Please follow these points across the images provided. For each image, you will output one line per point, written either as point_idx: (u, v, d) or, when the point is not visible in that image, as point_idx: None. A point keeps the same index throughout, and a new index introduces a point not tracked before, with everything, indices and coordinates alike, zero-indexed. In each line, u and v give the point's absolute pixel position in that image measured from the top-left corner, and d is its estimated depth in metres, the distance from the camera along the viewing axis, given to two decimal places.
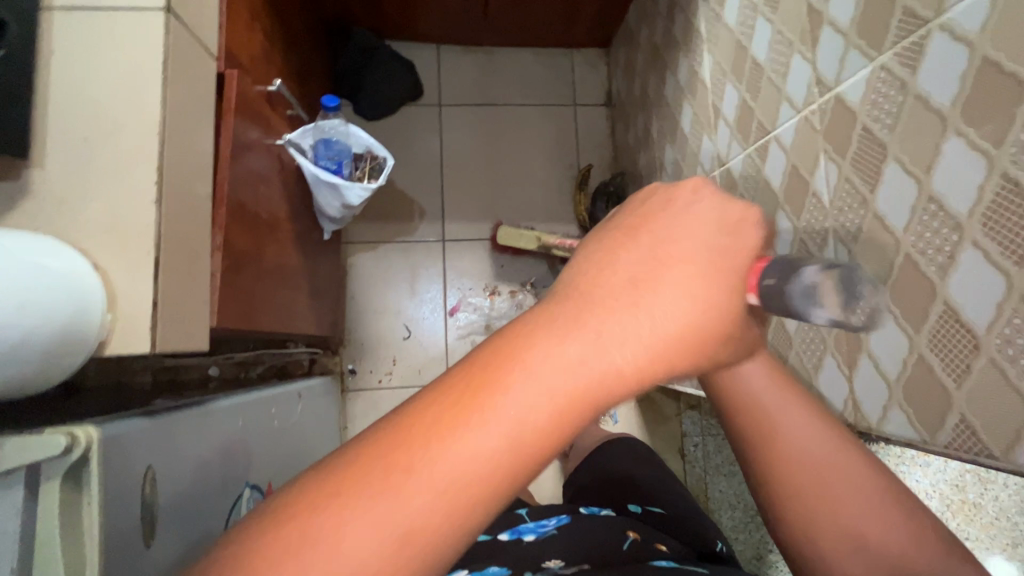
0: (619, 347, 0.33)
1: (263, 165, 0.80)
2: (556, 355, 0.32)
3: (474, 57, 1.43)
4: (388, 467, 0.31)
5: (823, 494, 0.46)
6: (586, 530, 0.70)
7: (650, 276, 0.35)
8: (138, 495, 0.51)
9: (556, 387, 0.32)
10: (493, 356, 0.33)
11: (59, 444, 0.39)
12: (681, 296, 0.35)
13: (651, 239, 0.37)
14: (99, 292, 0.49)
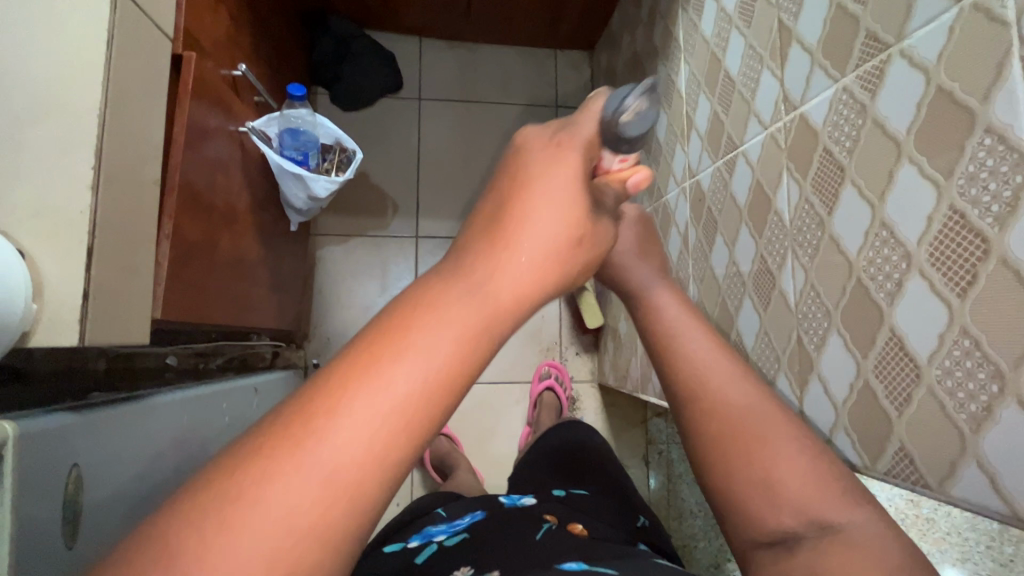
0: (505, 287, 0.32)
1: (222, 153, 0.77)
2: (472, 285, 0.31)
3: (456, 53, 1.41)
4: (288, 437, 0.26)
5: (781, 480, 0.43)
6: (496, 524, 0.63)
7: (534, 204, 0.36)
8: (61, 493, 0.48)
9: (464, 326, 0.30)
10: (403, 301, 0.31)
11: None
12: (553, 228, 0.36)
13: (528, 181, 0.37)
14: (25, 282, 0.46)
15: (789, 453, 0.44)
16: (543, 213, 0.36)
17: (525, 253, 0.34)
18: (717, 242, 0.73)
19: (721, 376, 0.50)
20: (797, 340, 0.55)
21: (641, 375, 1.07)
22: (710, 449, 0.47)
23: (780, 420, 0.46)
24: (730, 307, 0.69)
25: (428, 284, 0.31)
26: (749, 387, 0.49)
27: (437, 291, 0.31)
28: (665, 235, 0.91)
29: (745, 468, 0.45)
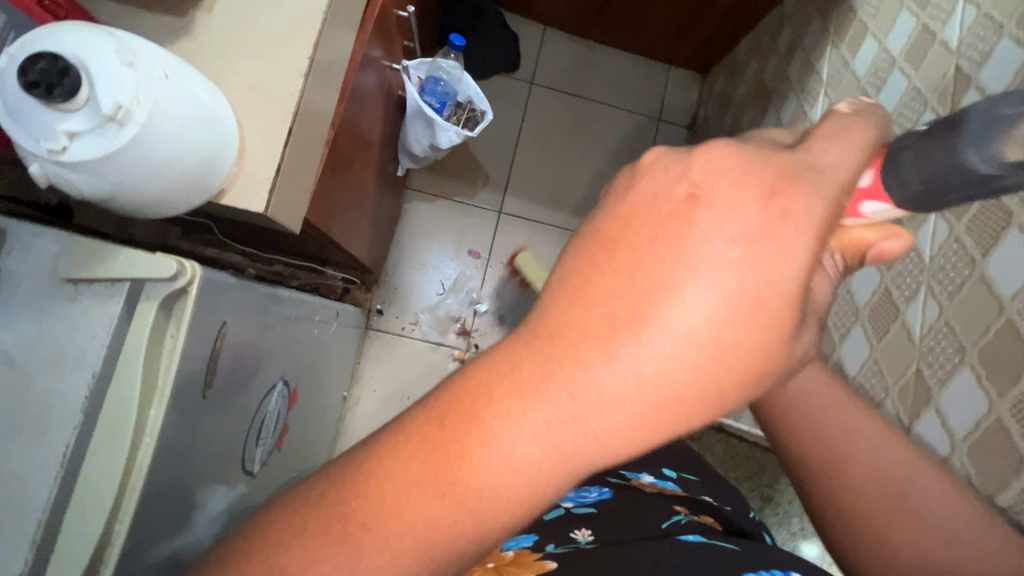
0: (614, 404, 0.26)
1: (376, 84, 0.81)
2: (560, 392, 0.27)
3: (575, 48, 1.44)
4: (378, 506, 0.28)
5: (929, 547, 0.44)
6: (632, 504, 0.65)
7: (681, 281, 0.26)
8: (211, 344, 0.52)
9: (551, 436, 0.27)
10: (482, 387, 0.28)
11: (167, 269, 0.45)
12: (699, 330, 0.26)
13: (681, 233, 0.27)
14: (235, 143, 0.50)
15: (929, 516, 0.45)
16: (691, 295, 0.26)
17: (642, 356, 0.26)
18: None
19: (859, 429, 0.49)
20: (915, 371, 0.57)
21: None
22: (851, 513, 0.48)
23: (915, 482, 0.46)
24: (834, 333, 0.71)
25: (503, 382, 0.27)
26: (892, 448, 0.48)
27: (515, 391, 0.27)
28: None
29: (877, 519, 0.46)
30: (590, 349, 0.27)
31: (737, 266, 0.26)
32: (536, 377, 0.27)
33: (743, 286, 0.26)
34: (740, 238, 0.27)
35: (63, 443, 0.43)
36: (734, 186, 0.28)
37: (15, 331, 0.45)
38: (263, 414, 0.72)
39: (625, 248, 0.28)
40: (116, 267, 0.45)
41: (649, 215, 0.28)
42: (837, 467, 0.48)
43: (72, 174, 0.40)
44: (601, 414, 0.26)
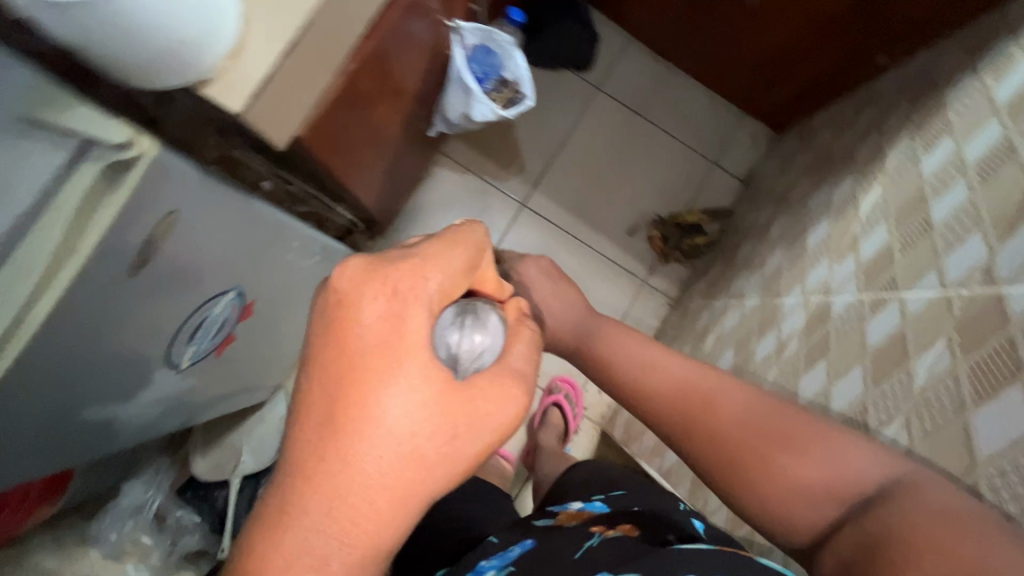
0: (372, 465, 0.33)
1: (422, 34, 0.79)
2: (331, 483, 0.32)
3: (653, 65, 1.38)
4: None
5: (809, 477, 0.45)
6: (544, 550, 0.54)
7: (370, 369, 0.33)
8: (150, 227, 0.52)
9: (341, 512, 0.32)
10: (273, 521, 0.33)
11: (119, 136, 0.45)
12: (410, 390, 0.33)
13: (350, 336, 0.34)
14: (232, 38, 0.49)
15: (805, 449, 0.46)
16: (387, 371, 0.33)
17: (369, 441, 0.33)
18: (819, 365, 0.69)
19: (709, 385, 0.53)
20: None
21: (653, 444, 1.02)
22: (731, 470, 0.48)
23: (783, 421, 0.48)
24: None
25: (289, 498, 0.33)
26: (743, 398, 0.51)
27: (300, 506, 0.33)
28: (763, 332, 0.87)
29: (760, 473, 0.47)
30: (328, 442, 0.33)
31: (400, 333, 0.34)
32: (300, 490, 0.33)
33: (417, 361, 0.34)
34: (399, 313, 0.35)
35: None
36: (381, 283, 0.35)
37: None
38: (206, 314, 0.73)
39: (317, 364, 0.34)
40: (71, 116, 0.43)
41: (324, 327, 0.35)
42: (704, 433, 0.51)
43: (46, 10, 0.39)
44: (369, 478, 0.33)
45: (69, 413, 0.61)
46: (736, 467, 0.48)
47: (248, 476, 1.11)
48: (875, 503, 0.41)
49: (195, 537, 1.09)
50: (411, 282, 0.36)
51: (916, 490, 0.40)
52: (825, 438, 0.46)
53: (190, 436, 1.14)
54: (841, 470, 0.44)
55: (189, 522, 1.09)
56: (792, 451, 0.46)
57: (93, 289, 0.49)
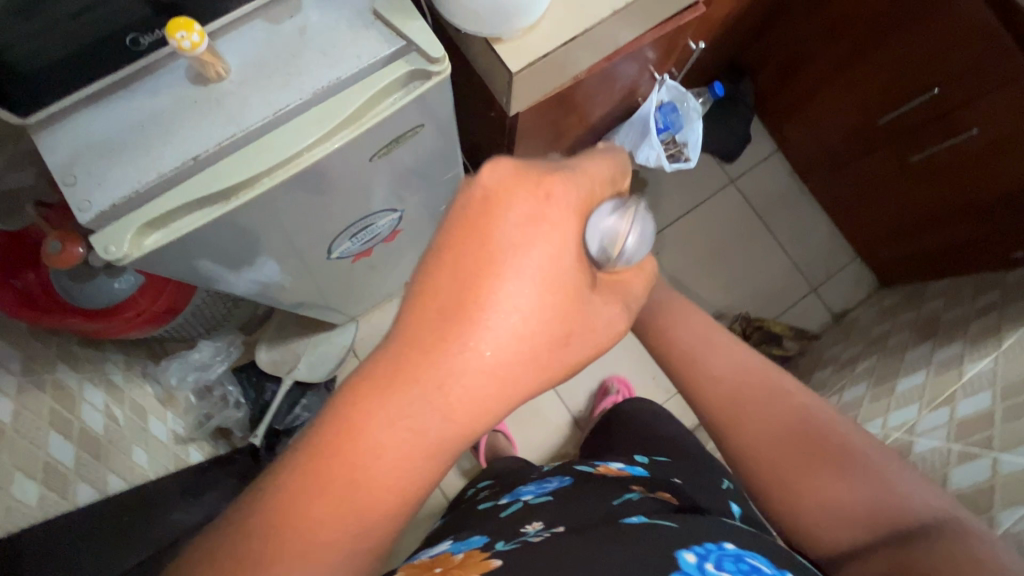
0: (495, 334, 0.37)
1: (633, 73, 0.90)
2: (440, 372, 0.36)
3: (789, 182, 1.46)
4: (344, 460, 0.34)
5: (844, 498, 0.48)
6: (583, 490, 0.60)
7: (496, 279, 0.37)
8: (402, 131, 0.61)
9: (460, 373, 0.36)
10: (370, 393, 0.35)
11: (434, 53, 0.55)
12: (544, 277, 0.38)
13: (494, 224, 0.38)
14: (536, 17, 0.60)
15: (841, 471, 0.49)
16: (510, 287, 0.37)
17: (502, 314, 0.37)
18: None
19: (755, 385, 0.54)
20: None
21: None
22: (763, 475, 0.51)
23: (818, 438, 0.50)
24: None
25: (407, 353, 0.36)
26: (784, 400, 0.53)
27: (418, 361, 0.36)
28: None
29: (794, 484, 0.49)
30: (459, 311, 0.37)
31: (545, 223, 0.39)
32: (416, 356, 0.36)
33: (555, 251, 0.39)
34: (528, 236, 0.39)
35: (293, 101, 0.53)
36: (532, 188, 0.39)
37: (323, 14, 0.55)
38: (368, 222, 0.82)
39: (459, 237, 0.38)
40: (411, 27, 0.55)
41: (465, 225, 0.38)
42: (746, 424, 0.52)
43: None
44: (493, 346, 0.37)
45: (244, 250, 0.70)
46: (773, 479, 0.50)
47: (299, 382, 1.19)
48: (896, 536, 0.45)
49: (235, 414, 1.16)
50: (557, 187, 0.40)
51: (933, 520, 0.45)
52: (874, 465, 0.49)
53: (264, 326, 1.23)
54: (876, 497, 0.47)
55: (234, 400, 1.17)
56: (830, 474, 0.49)
57: (342, 159, 0.58)
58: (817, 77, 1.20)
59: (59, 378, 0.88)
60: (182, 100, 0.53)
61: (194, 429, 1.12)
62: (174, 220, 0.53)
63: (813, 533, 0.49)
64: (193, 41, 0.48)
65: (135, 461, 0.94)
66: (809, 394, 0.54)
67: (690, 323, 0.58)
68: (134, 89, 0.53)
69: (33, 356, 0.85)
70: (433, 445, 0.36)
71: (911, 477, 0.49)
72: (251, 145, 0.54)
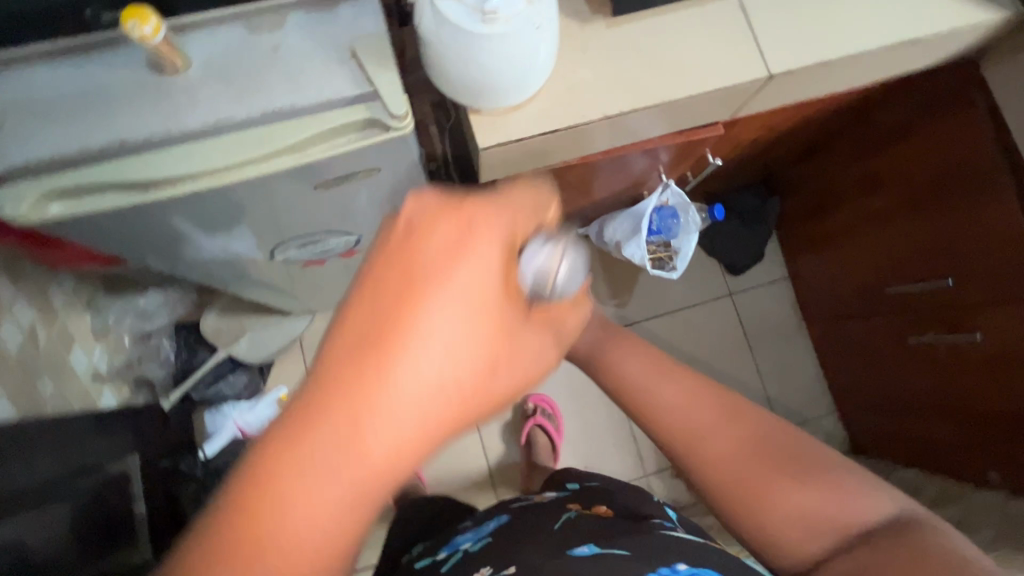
0: (419, 370, 0.32)
1: (638, 170, 0.86)
2: (351, 425, 0.31)
3: (790, 314, 1.39)
4: (256, 532, 0.30)
5: (809, 512, 0.46)
6: (517, 526, 0.56)
7: (422, 314, 0.33)
8: (352, 168, 0.61)
9: (378, 421, 0.31)
10: (273, 458, 0.31)
11: (397, 108, 0.53)
12: (475, 305, 0.35)
13: (419, 254, 0.34)
14: (519, 101, 0.58)
15: (804, 481, 0.46)
16: (434, 325, 0.33)
17: (430, 349, 0.33)
18: None
19: (711, 409, 0.49)
20: None
21: None
22: (723, 497, 0.48)
23: (777, 448, 0.48)
24: None
25: (315, 410, 0.31)
26: (739, 419, 0.49)
27: (326, 417, 0.31)
28: None
29: (751, 503, 0.47)
30: (374, 354, 0.32)
31: (475, 251, 0.35)
32: (328, 409, 0.31)
33: (487, 275, 0.35)
34: (457, 267, 0.34)
35: (239, 115, 0.52)
36: (461, 217, 0.35)
37: (303, 38, 0.54)
38: (320, 239, 0.85)
39: (379, 273, 0.33)
40: (380, 75, 0.52)
41: (386, 255, 0.34)
42: (704, 457, 0.48)
43: (428, 11, 0.49)
44: (420, 384, 0.32)
45: (175, 230, 0.68)
46: (733, 498, 0.47)
47: (233, 357, 1.20)
48: (864, 541, 0.44)
49: (159, 370, 1.19)
50: (485, 213, 0.36)
51: (906, 527, 0.44)
52: (839, 476, 0.47)
53: (220, 292, 1.22)
54: (841, 506, 0.46)
55: (163, 354, 1.20)
56: (795, 488, 0.46)
57: (274, 181, 0.57)
58: (840, 223, 1.12)
59: None
60: (132, 81, 0.52)
61: (116, 370, 1.13)
62: (90, 197, 0.52)
63: (777, 547, 0.47)
64: (145, 32, 0.46)
65: (40, 391, 0.93)
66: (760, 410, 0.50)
67: (639, 356, 0.54)
68: (93, 57, 0.52)
69: None
70: (358, 500, 0.32)
71: (868, 478, 0.48)
72: (185, 144, 0.52)
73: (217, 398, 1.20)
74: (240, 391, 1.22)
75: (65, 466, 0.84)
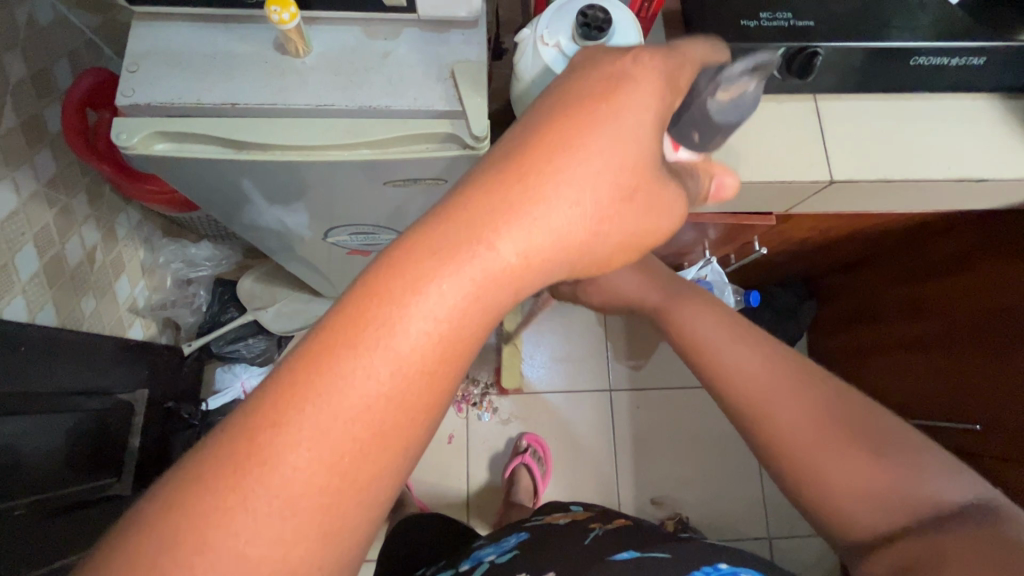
0: (505, 257, 0.32)
1: (685, 240, 0.88)
2: (452, 284, 0.31)
3: None
4: (304, 408, 0.30)
5: (880, 483, 0.44)
6: (544, 541, 0.60)
7: (523, 204, 0.33)
8: (421, 173, 0.65)
9: (452, 306, 0.32)
10: (343, 336, 0.31)
11: (477, 131, 0.57)
12: (581, 199, 0.34)
13: (534, 146, 0.34)
14: None
15: (875, 453, 0.45)
16: (547, 201, 0.33)
17: (522, 240, 0.33)
18: None
19: (781, 371, 0.50)
20: None
21: None
22: (785, 457, 0.48)
23: (850, 417, 0.47)
24: None
25: (392, 289, 0.31)
26: (812, 386, 0.49)
27: (400, 297, 0.31)
28: None
29: (814, 468, 0.46)
30: (464, 240, 0.32)
31: (598, 138, 0.34)
32: (407, 288, 0.31)
33: (601, 171, 0.34)
34: (561, 181, 0.33)
35: (338, 104, 0.57)
36: (587, 108, 0.35)
37: (412, 50, 0.59)
38: (373, 232, 0.90)
39: (488, 165, 0.34)
40: (469, 99, 0.57)
41: (500, 147, 0.34)
42: (767, 416, 0.49)
43: (526, 49, 0.53)
44: (501, 272, 0.32)
45: (249, 192, 0.74)
46: (803, 457, 0.47)
47: (258, 322, 1.24)
48: (937, 519, 0.42)
49: (188, 317, 1.25)
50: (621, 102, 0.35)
51: (983, 510, 0.42)
52: (920, 452, 0.45)
53: (264, 260, 1.28)
54: (920, 486, 0.44)
55: (195, 303, 1.26)
56: (865, 456, 0.45)
57: (350, 168, 0.62)
58: (877, 340, 1.09)
59: (71, 207, 0.96)
60: (255, 55, 0.58)
61: (150, 307, 1.19)
62: (191, 143, 0.59)
63: (837, 514, 0.46)
64: (283, 18, 0.52)
65: (81, 306, 0.99)
66: (836, 383, 0.50)
67: (714, 323, 0.54)
68: (231, 26, 0.59)
69: (61, 175, 0.94)
70: (413, 388, 0.32)
71: (946, 461, 0.46)
72: (283, 119, 0.58)
73: (231, 357, 1.24)
74: (255, 355, 1.25)
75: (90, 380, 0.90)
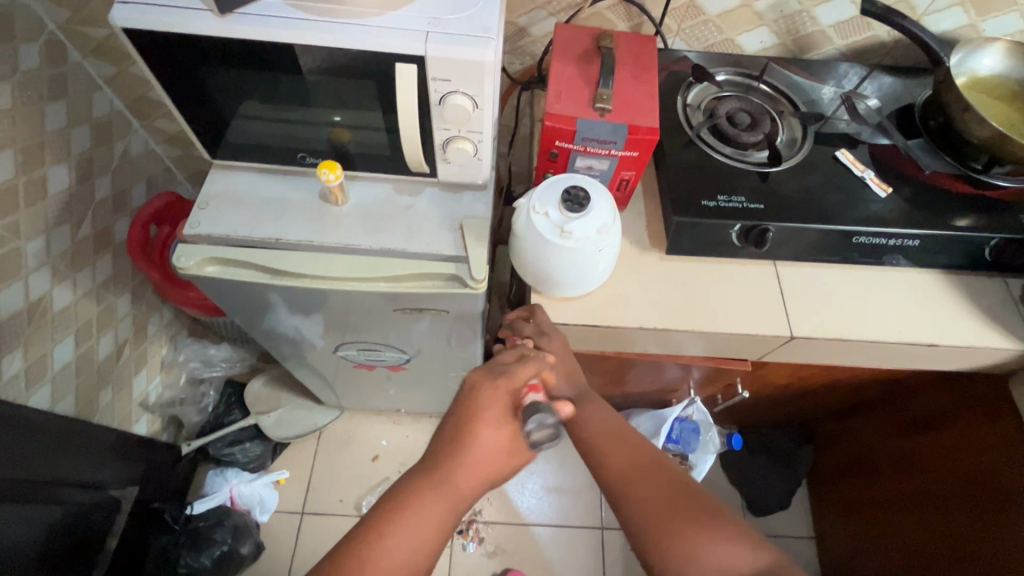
0: (475, 470, 0.52)
1: (670, 378, 0.93)
2: (428, 505, 0.48)
3: None
4: None
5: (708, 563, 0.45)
6: None
7: (485, 432, 0.53)
8: (426, 304, 0.74)
9: (445, 503, 0.49)
10: (370, 533, 0.47)
11: (477, 274, 0.67)
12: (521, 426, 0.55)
13: (488, 392, 0.55)
14: (572, 294, 0.70)
15: (705, 532, 0.46)
16: (500, 425, 0.54)
17: (486, 456, 0.53)
18: None
19: (638, 451, 0.54)
20: None
21: None
22: (631, 529, 0.49)
23: (687, 497, 0.49)
24: None
25: (401, 497, 0.49)
26: (663, 465, 0.52)
27: (409, 501, 0.48)
28: None
29: (652, 543, 0.47)
30: (448, 463, 0.51)
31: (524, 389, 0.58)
32: (413, 495, 0.49)
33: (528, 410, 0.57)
34: (508, 414, 0.55)
35: (363, 245, 0.68)
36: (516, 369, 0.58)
37: (431, 206, 0.72)
38: (380, 349, 0.97)
39: (459, 411, 0.55)
40: (472, 248, 0.68)
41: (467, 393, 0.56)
42: (619, 489, 0.51)
43: (521, 214, 0.65)
44: (474, 479, 0.52)
45: (275, 307, 0.84)
46: (639, 534, 0.48)
47: (258, 426, 1.27)
48: None
49: (194, 417, 1.27)
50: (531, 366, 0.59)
51: None
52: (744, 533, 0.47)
53: (275, 364, 1.35)
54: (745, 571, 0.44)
55: (203, 402, 1.29)
56: (695, 534, 0.46)
57: (366, 296, 0.71)
58: (875, 494, 1.06)
59: (114, 305, 1.07)
60: (303, 202, 0.71)
61: (159, 403, 1.24)
62: (235, 268, 0.69)
63: None
64: (330, 178, 0.66)
65: (99, 398, 1.05)
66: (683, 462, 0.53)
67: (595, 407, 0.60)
68: (287, 179, 0.73)
69: (115, 278, 1.07)
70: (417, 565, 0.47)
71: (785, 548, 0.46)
72: (314, 252, 0.69)
73: (226, 460, 1.25)
74: (248, 461, 1.26)
75: (85, 474, 0.93)
